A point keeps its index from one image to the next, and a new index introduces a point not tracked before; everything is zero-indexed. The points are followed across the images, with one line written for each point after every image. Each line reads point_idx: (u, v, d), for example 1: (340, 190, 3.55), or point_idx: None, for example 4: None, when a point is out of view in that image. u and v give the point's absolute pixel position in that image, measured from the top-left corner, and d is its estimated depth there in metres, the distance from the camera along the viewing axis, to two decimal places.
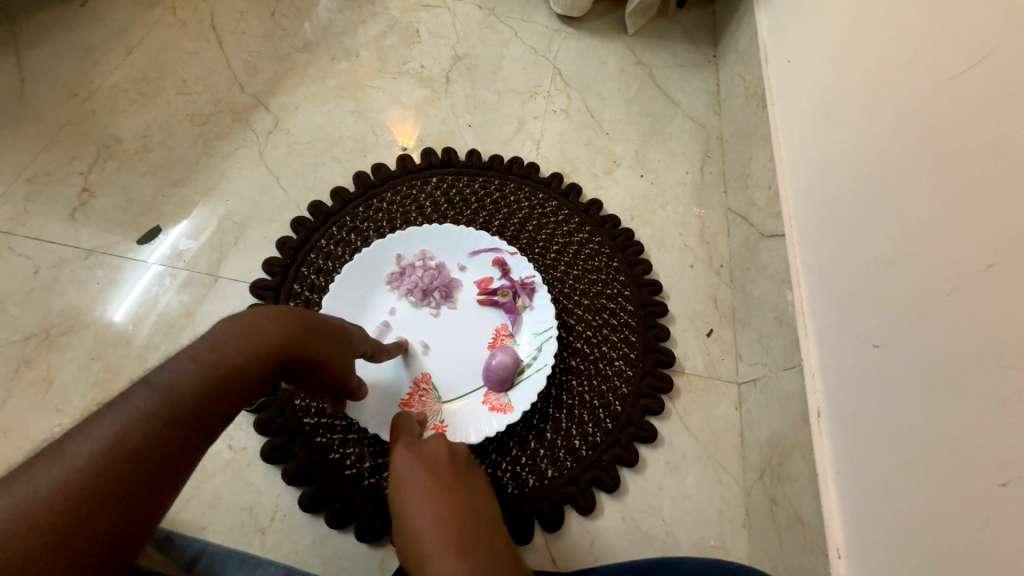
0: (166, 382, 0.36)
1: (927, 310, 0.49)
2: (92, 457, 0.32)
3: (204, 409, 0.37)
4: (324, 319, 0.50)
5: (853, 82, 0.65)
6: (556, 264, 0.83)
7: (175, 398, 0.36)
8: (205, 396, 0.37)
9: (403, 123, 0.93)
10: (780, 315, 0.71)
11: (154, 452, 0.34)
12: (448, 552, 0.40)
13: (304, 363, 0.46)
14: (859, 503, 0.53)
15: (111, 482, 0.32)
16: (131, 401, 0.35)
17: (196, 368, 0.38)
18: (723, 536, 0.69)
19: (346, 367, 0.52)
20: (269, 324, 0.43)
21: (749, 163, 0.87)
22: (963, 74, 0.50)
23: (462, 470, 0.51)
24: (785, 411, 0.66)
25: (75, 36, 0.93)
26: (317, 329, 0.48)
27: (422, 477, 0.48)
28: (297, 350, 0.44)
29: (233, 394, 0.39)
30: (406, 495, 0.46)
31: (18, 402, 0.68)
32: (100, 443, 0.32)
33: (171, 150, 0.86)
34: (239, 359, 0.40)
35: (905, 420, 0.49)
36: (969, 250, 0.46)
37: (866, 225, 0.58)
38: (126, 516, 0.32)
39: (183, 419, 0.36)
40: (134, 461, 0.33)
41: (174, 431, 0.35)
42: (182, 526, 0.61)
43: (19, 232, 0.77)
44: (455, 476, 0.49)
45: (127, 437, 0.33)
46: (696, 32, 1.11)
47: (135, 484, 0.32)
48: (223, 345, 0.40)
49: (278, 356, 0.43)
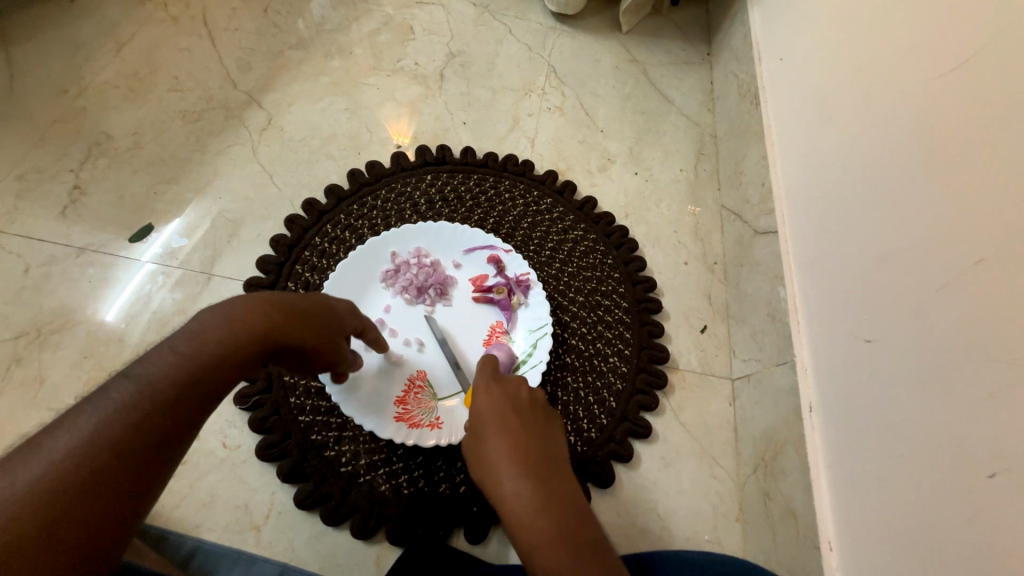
0: (144, 375, 0.39)
1: (917, 305, 0.50)
2: (71, 450, 0.34)
3: (182, 399, 0.39)
4: (304, 301, 0.50)
5: (844, 80, 0.65)
6: (552, 261, 0.83)
7: (154, 391, 0.38)
8: (184, 388, 0.39)
9: (397, 120, 0.93)
10: (773, 311, 0.72)
11: (137, 442, 0.36)
12: (523, 481, 0.43)
13: (287, 350, 0.47)
14: (849, 495, 0.54)
15: (95, 472, 0.34)
16: (112, 395, 0.37)
17: (175, 361, 0.40)
18: (717, 530, 0.69)
19: (336, 343, 0.53)
20: (248, 314, 0.45)
21: (742, 160, 0.88)
22: (952, 72, 0.50)
23: (542, 412, 0.50)
24: (778, 406, 0.67)
25: (65, 32, 0.92)
26: (297, 314, 0.48)
27: (504, 412, 0.48)
28: (278, 338, 0.46)
29: (213, 385, 0.41)
30: (484, 421, 0.48)
31: (8, 402, 0.67)
32: (80, 435, 0.35)
33: (164, 147, 0.85)
34: (219, 349, 0.42)
35: (895, 414, 0.50)
36: (958, 246, 0.47)
37: (856, 221, 0.59)
38: (109, 506, 0.34)
39: (161, 410, 0.38)
40: (115, 453, 0.35)
41: (153, 421, 0.37)
42: (176, 525, 0.61)
43: (9, 229, 0.77)
44: (535, 417, 0.49)
45: (105, 430, 0.35)
46: (690, 30, 1.12)
47: (116, 475, 0.35)
48: (201, 339, 0.42)
49: (259, 345, 0.45)
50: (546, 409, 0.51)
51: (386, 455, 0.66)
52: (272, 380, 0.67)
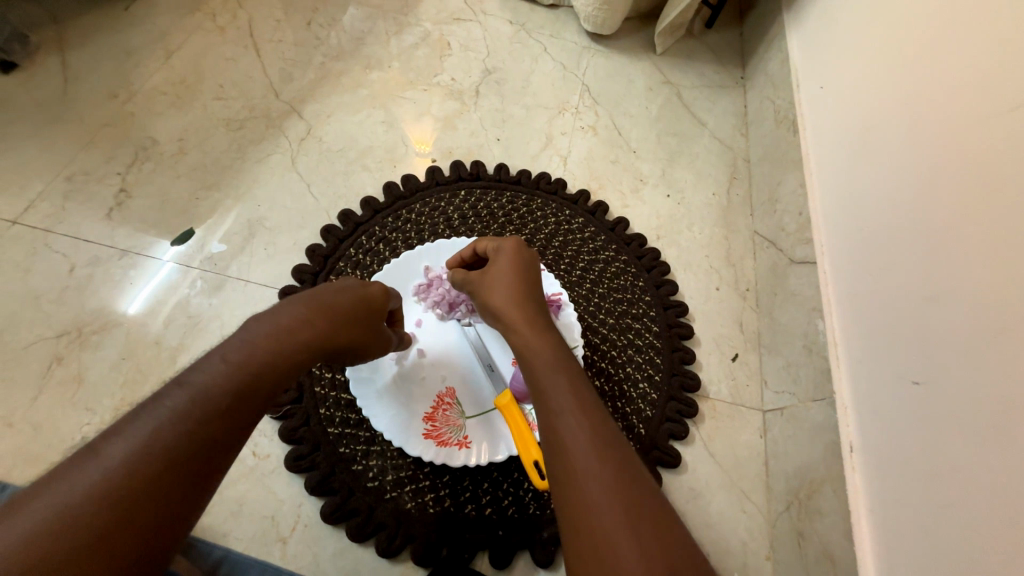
0: (197, 383, 0.39)
1: (969, 350, 0.48)
2: (125, 457, 0.35)
3: (232, 408, 0.40)
4: (343, 297, 0.53)
5: (889, 112, 0.64)
6: (582, 281, 0.83)
7: (206, 398, 0.39)
8: (236, 396, 0.40)
9: (421, 129, 0.95)
10: (810, 343, 0.71)
11: (189, 451, 0.36)
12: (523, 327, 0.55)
13: (328, 354, 0.50)
14: (894, 542, 0.52)
15: (148, 483, 0.34)
16: (165, 402, 0.38)
17: (227, 368, 0.41)
18: (746, 567, 0.68)
19: (378, 334, 0.57)
20: (295, 323, 0.47)
21: (778, 187, 0.87)
22: (1011, 111, 0.48)
23: (524, 277, 0.61)
24: (814, 444, 0.65)
25: (117, 39, 0.95)
26: (338, 316, 0.51)
27: (506, 288, 0.59)
28: (326, 346, 0.49)
29: (262, 394, 0.42)
30: (492, 287, 0.60)
31: (48, 400, 0.68)
32: (134, 444, 0.35)
33: (206, 153, 0.87)
34: (269, 357, 0.44)
35: (944, 460, 0.48)
36: (1016, 293, 0.45)
37: (905, 257, 0.57)
38: (161, 519, 0.34)
39: (214, 419, 0.38)
40: (168, 462, 0.35)
41: (206, 430, 0.38)
42: (205, 533, 0.61)
43: (56, 229, 0.79)
44: (527, 289, 0.60)
45: (159, 437, 0.36)
46: (724, 53, 1.12)
47: (168, 485, 0.35)
48: (251, 347, 0.43)
49: (308, 353, 0.47)
50: (534, 275, 0.63)
51: (413, 472, 0.65)
52: (303, 390, 0.68)
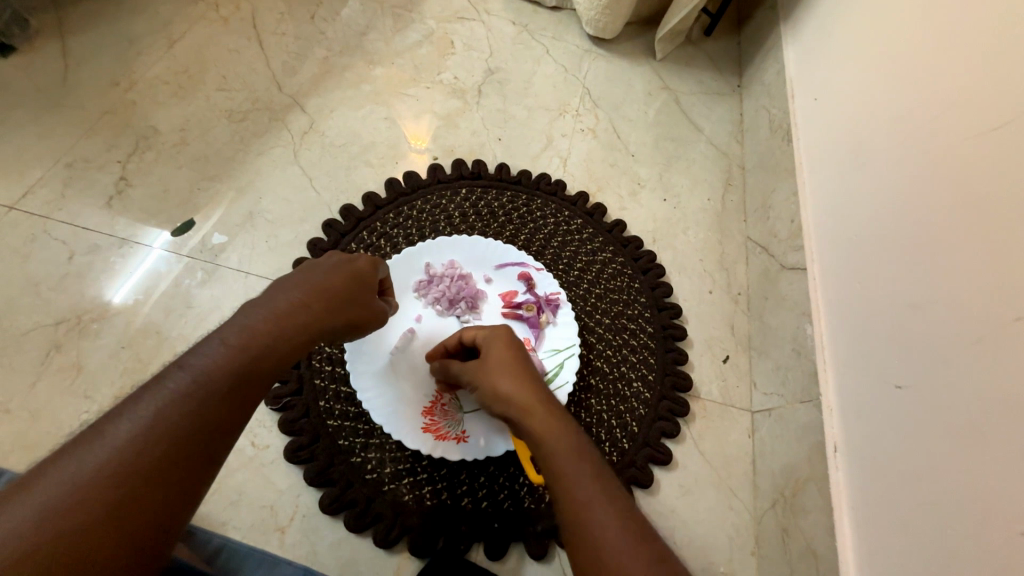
0: (198, 365, 0.41)
1: (949, 356, 0.51)
2: (132, 436, 0.36)
3: (233, 390, 0.41)
4: (334, 277, 0.54)
5: (879, 126, 0.67)
6: (579, 282, 0.84)
7: (207, 381, 0.40)
8: (236, 378, 0.41)
9: (415, 124, 0.95)
10: (798, 347, 0.73)
11: (193, 431, 0.38)
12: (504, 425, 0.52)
13: (326, 337, 0.51)
14: (874, 538, 0.54)
15: (155, 461, 0.36)
16: (167, 383, 0.39)
17: (227, 351, 0.42)
18: (732, 562, 0.70)
19: (372, 307, 0.57)
20: (292, 308, 0.48)
21: (771, 195, 0.89)
22: (994, 131, 0.51)
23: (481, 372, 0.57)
24: (800, 443, 0.68)
25: (119, 27, 0.94)
26: (332, 298, 0.52)
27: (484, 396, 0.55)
28: (322, 328, 0.50)
29: (262, 376, 0.43)
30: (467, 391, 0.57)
31: (46, 387, 0.68)
32: (138, 424, 0.37)
33: (209, 144, 0.87)
34: (270, 340, 0.45)
35: (925, 461, 0.50)
36: (997, 302, 0.47)
37: (891, 266, 0.60)
38: (171, 496, 0.36)
39: (215, 400, 0.40)
40: (174, 441, 0.37)
41: (208, 410, 0.39)
42: (204, 521, 0.62)
43: (56, 216, 0.78)
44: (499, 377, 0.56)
45: (163, 418, 0.37)
46: (721, 60, 1.14)
47: (176, 462, 0.37)
48: (251, 331, 0.44)
49: (306, 335, 0.48)
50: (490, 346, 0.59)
51: (412, 465, 0.66)
52: (303, 383, 0.69)
